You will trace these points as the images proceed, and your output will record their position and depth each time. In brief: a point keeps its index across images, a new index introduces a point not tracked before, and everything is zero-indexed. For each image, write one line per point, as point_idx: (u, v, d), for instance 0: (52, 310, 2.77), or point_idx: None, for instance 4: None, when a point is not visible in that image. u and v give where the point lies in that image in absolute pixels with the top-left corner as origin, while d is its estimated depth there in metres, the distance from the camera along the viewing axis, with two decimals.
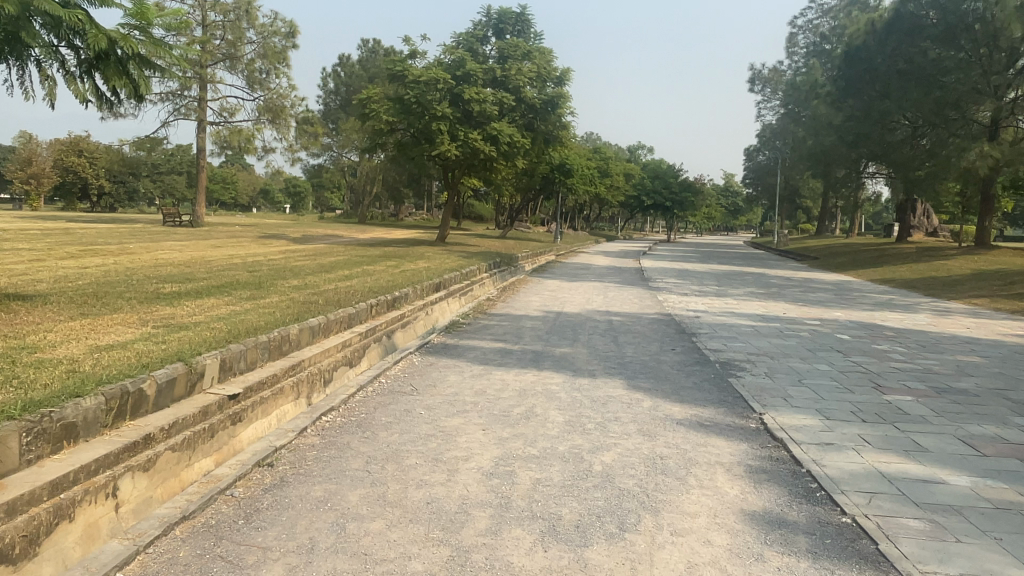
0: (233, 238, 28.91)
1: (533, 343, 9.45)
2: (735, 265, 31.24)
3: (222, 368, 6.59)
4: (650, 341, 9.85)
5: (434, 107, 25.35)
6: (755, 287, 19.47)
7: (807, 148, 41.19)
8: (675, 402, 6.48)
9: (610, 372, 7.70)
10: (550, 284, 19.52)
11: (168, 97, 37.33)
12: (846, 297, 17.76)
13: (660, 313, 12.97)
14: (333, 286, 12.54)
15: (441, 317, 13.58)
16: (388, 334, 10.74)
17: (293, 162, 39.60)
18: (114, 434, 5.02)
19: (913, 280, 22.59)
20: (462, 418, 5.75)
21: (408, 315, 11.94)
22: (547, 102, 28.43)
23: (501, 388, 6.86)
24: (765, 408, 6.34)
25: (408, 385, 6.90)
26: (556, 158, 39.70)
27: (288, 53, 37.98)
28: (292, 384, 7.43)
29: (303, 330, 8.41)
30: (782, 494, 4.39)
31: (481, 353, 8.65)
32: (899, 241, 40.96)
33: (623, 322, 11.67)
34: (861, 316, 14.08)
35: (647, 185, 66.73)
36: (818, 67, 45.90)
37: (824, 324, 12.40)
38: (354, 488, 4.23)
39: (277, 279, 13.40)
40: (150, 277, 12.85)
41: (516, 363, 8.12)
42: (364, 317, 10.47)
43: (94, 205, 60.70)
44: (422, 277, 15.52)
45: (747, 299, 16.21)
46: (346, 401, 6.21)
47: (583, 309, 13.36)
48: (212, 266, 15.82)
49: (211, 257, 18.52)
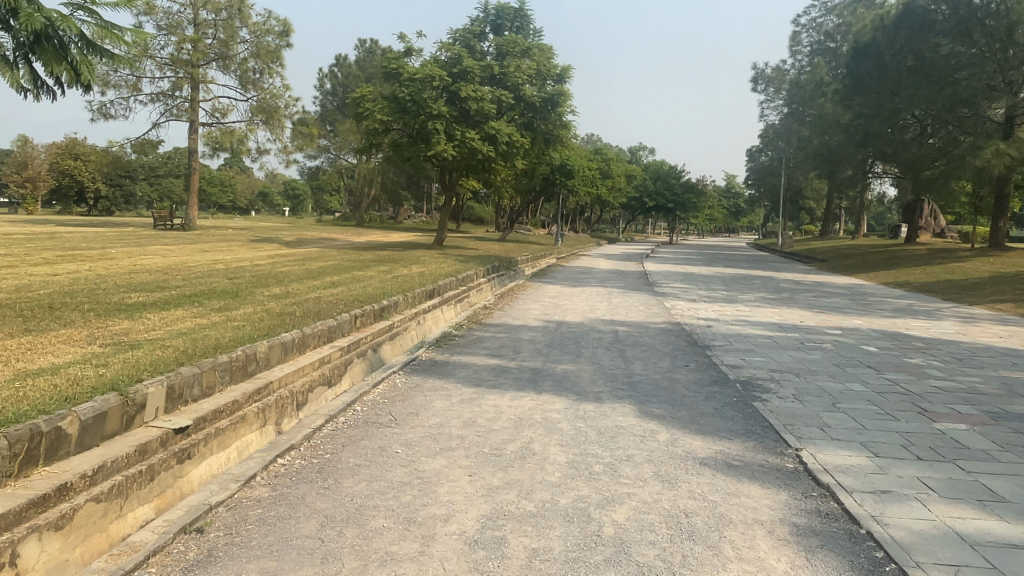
0: (227, 242, 28.08)
1: (531, 360, 8.52)
2: (743, 268, 30.31)
3: (170, 397, 5.71)
4: (660, 356, 8.91)
5: (429, 106, 24.49)
6: (765, 292, 18.55)
7: (812, 147, 40.25)
8: (695, 435, 5.55)
9: (618, 395, 6.78)
10: (551, 289, 18.62)
11: (160, 98, 36.48)
12: (863, 302, 16.84)
13: (669, 322, 12.04)
14: (315, 295, 11.63)
15: (434, 326, 12.70)
16: (374, 347, 9.85)
17: (287, 164, 38.75)
18: (18, 487, 4.13)
19: (929, 283, 21.68)
20: (446, 459, 4.83)
21: (398, 326, 11.06)
22: (547, 100, 27.55)
23: (493, 417, 5.93)
24: (801, 442, 5.42)
25: (386, 414, 5.97)
26: (556, 158, 38.79)
27: (282, 52, 37.11)
28: (256, 410, 6.53)
29: (273, 346, 7.51)
30: (842, 570, 3.47)
31: (472, 372, 7.72)
32: (907, 242, 40.07)
33: (629, 333, 10.74)
34: (882, 323, 13.13)
35: (649, 186, 65.94)
36: (822, 65, 44.96)
37: (847, 334, 11.46)
38: (299, 568, 3.31)
39: (257, 287, 12.49)
40: (118, 285, 11.94)
41: (512, 384, 7.18)
42: (347, 329, 9.58)
43: (90, 209, 59.96)
44: (414, 283, 14.62)
45: (760, 305, 15.25)
46: (311, 434, 5.30)
47: (586, 318, 12.46)
48: (191, 272, 14.90)
49: (194, 261, 17.62)
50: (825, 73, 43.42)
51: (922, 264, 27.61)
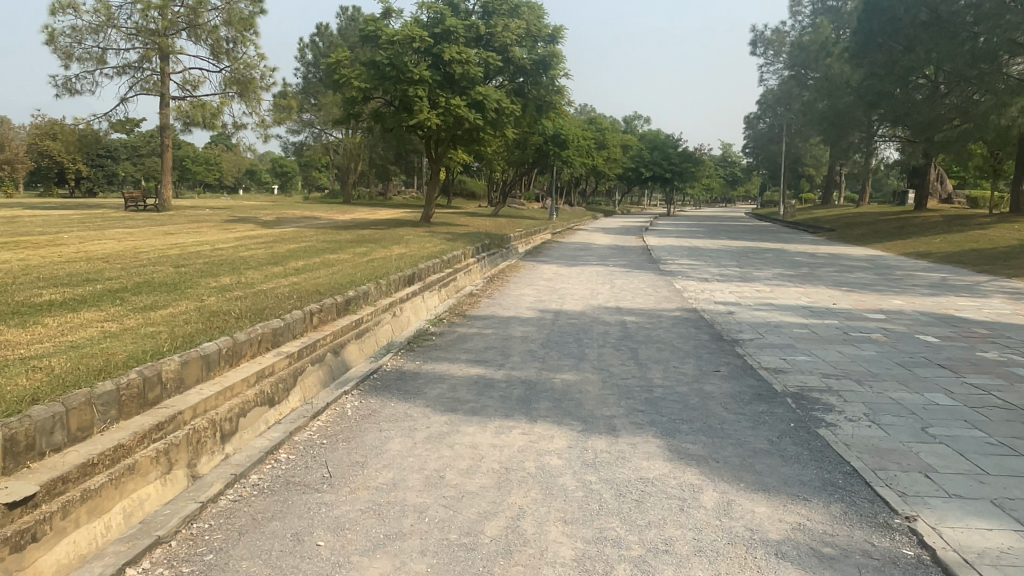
0: (199, 223, 26.23)
1: (523, 368, 6.79)
2: (747, 240, 28.70)
3: (10, 451, 4.06)
4: (682, 357, 7.24)
5: (409, 71, 22.57)
6: (781, 267, 16.88)
7: (817, 111, 38.41)
8: (756, 495, 3.88)
9: (639, 423, 5.08)
10: (547, 270, 16.93)
11: (126, 71, 34.25)
12: (892, 277, 15.18)
13: (683, 309, 10.32)
14: (269, 286, 9.92)
15: (414, 318, 11.06)
16: (335, 350, 8.19)
17: (265, 138, 36.76)
18: None
19: (954, 254, 20.04)
20: (391, 563, 3.14)
21: (367, 321, 9.41)
22: (538, 63, 25.59)
23: (467, 466, 4.24)
24: (916, 509, 3.74)
25: (319, 467, 4.28)
26: (548, 128, 37.00)
27: (255, 20, 34.87)
28: (152, 456, 4.87)
29: (189, 361, 5.84)
30: None
31: (447, 390, 5.99)
32: (917, 209, 38.46)
33: (639, 325, 9.03)
34: (925, 304, 11.43)
35: (646, 156, 63.96)
36: (826, 25, 42.85)
37: (891, 319, 9.79)
38: None
39: (204, 278, 10.73)
40: (38, 279, 10.15)
41: (497, 408, 5.46)
42: (299, 329, 7.90)
43: (72, 191, 58.21)
44: (391, 267, 12.93)
45: (781, 284, 13.56)
46: (198, 513, 3.63)
47: (587, 306, 10.77)
48: (136, 259, 13.07)
49: (146, 247, 15.72)
50: (829, 34, 41.30)
51: (940, 232, 25.94)
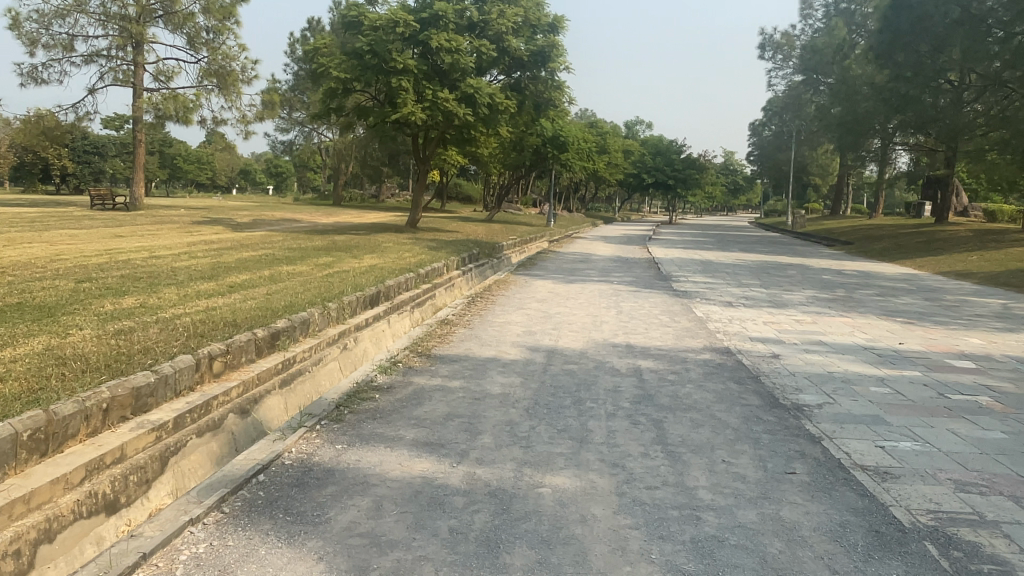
0: (164, 223, 23.93)
1: (495, 461, 4.45)
2: (761, 252, 26.55)
3: None
4: (733, 439, 4.96)
5: (393, 58, 20.34)
6: (814, 289, 14.58)
7: (831, 116, 36.20)
8: None
9: None
10: (542, 287, 14.66)
11: (95, 59, 31.87)
12: (947, 304, 12.89)
13: (713, 350, 8.01)
14: (177, 313, 7.61)
15: (371, 351, 8.74)
16: (244, 409, 5.74)
17: (247, 134, 34.50)
18: None
19: (1000, 274, 17.77)
20: None
21: (297, 360, 6.98)
22: (536, 55, 23.31)
23: None
24: None
25: None
26: (547, 129, 34.96)
27: (237, 9, 32.66)
28: None
29: None
30: None
31: (366, 515, 3.66)
32: (938, 222, 36.32)
33: (660, 377, 6.72)
34: (1012, 344, 9.15)
35: (648, 162, 61.89)
36: (841, 27, 40.67)
37: (983, 371, 7.49)
38: None
39: (104, 297, 8.45)
40: None
41: (441, 565, 3.16)
42: (189, 383, 5.40)
43: (57, 187, 56.01)
44: (350, 284, 10.67)
45: (822, 312, 11.27)
46: None
47: (590, 341, 8.48)
48: (44, 270, 10.77)
49: (71, 254, 13.32)
50: (844, 36, 39.11)
51: (972, 248, 23.75)
